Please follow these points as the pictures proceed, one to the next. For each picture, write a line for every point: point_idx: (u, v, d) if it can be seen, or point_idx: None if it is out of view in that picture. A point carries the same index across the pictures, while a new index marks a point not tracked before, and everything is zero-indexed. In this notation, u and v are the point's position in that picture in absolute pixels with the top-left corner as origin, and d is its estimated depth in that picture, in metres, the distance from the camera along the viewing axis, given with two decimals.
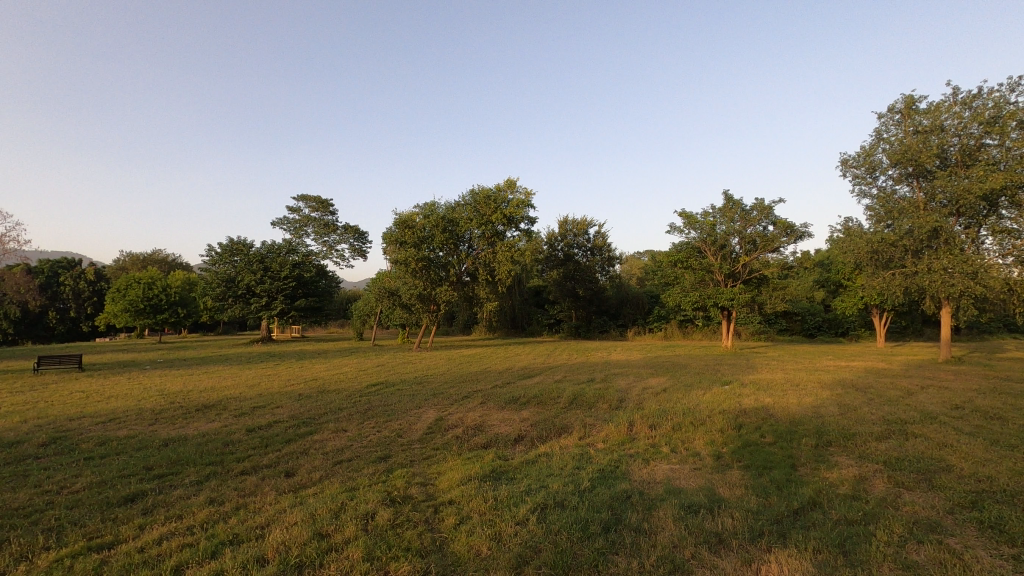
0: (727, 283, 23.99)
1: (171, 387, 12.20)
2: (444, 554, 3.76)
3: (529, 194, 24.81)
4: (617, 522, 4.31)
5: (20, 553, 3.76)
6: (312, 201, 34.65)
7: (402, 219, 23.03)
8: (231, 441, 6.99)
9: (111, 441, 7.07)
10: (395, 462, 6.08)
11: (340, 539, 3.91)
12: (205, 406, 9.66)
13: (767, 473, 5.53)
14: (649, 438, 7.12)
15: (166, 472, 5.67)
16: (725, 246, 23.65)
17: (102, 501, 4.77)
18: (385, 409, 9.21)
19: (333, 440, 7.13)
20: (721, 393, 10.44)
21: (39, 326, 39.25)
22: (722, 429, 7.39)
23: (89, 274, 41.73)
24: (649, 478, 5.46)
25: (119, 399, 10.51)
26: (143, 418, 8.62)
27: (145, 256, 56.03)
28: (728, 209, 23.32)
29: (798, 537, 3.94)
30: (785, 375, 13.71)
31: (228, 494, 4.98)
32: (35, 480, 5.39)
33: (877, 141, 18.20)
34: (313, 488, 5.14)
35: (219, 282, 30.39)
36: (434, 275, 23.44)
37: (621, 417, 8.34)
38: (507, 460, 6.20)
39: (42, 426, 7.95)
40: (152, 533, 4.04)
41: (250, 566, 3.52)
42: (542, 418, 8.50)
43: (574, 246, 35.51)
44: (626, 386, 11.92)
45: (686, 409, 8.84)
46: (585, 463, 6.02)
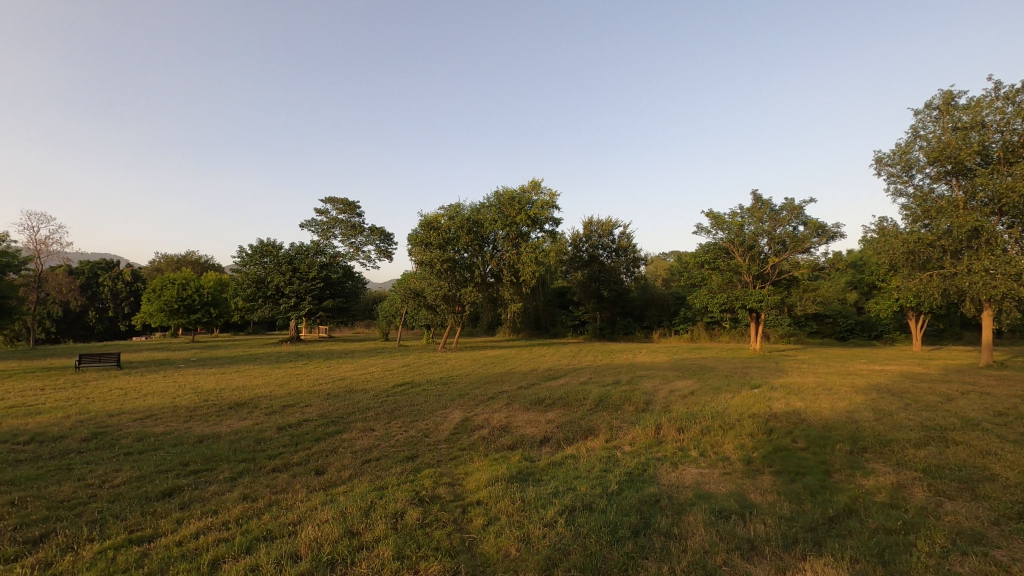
0: (756, 284, 23.49)
1: (204, 385, 12.52)
2: (473, 554, 3.77)
3: (554, 195, 24.79)
4: (646, 526, 4.26)
5: (66, 544, 3.91)
6: (339, 203, 35.18)
7: (428, 220, 23.26)
8: (263, 439, 7.15)
9: (147, 437, 7.28)
10: (423, 461, 6.14)
11: (370, 537, 3.96)
12: (236, 404, 9.90)
13: (800, 479, 5.41)
14: (677, 441, 7.02)
15: (201, 468, 5.82)
16: (754, 247, 23.27)
17: (141, 496, 4.92)
18: (411, 409, 9.30)
19: (361, 439, 7.24)
20: (751, 397, 10.22)
21: (79, 325, 40.74)
22: (752, 433, 7.25)
23: (127, 275, 43.13)
24: (677, 482, 5.40)
25: (156, 397, 10.83)
26: (179, 415, 8.89)
27: (179, 257, 57.76)
28: (757, 209, 22.90)
29: (834, 546, 3.84)
30: (817, 379, 13.38)
31: (260, 490, 5.09)
32: (79, 474, 5.59)
33: (913, 138, 17.64)
34: (343, 486, 5.21)
35: (250, 283, 31.10)
36: (459, 276, 23.52)
37: (647, 420, 8.26)
38: (534, 462, 6.20)
39: (84, 422, 8.24)
40: (190, 528, 4.15)
41: (284, 562, 3.59)
42: (568, 420, 8.50)
43: (598, 247, 35.35)
44: (653, 388, 11.79)
45: (715, 412, 8.70)
46: (613, 465, 5.97)
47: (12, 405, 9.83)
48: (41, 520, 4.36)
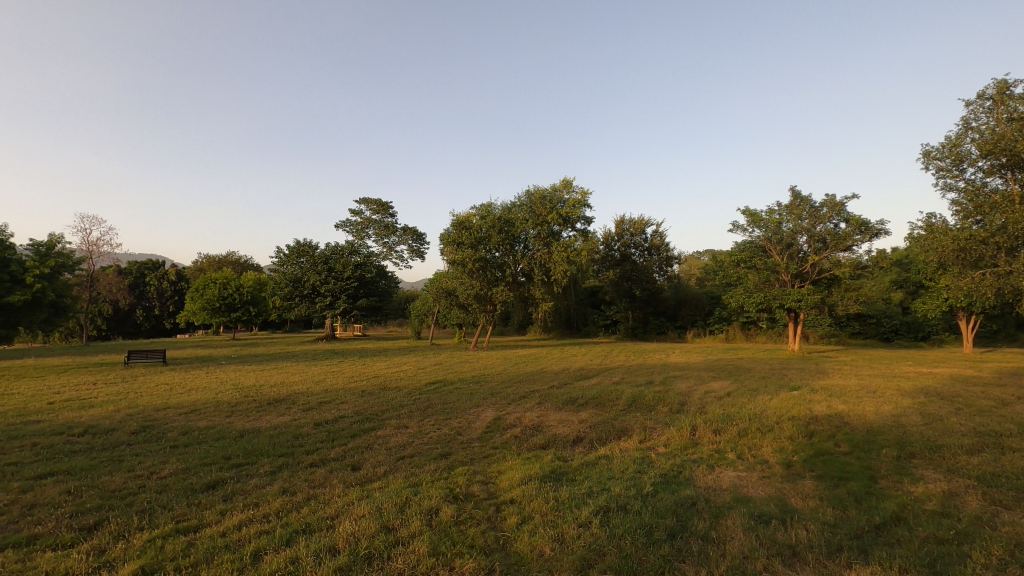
0: (795, 284, 22.82)
1: (245, 381, 12.92)
2: (508, 553, 3.77)
3: (586, 193, 24.59)
4: (683, 529, 4.18)
5: (118, 532, 4.08)
6: (373, 203, 35.72)
7: (460, 220, 23.40)
8: (301, 435, 7.32)
9: (191, 431, 7.55)
10: (456, 459, 6.18)
11: (406, 533, 4.00)
12: (275, 400, 10.18)
13: (843, 484, 5.23)
14: (713, 444, 6.87)
15: (243, 462, 6.00)
16: (793, 245, 22.63)
17: (187, 487, 5.11)
18: (444, 408, 9.37)
19: (394, 436, 7.33)
20: (789, 399, 9.93)
21: (128, 323, 42.56)
22: (792, 436, 7.04)
23: (172, 275, 44.79)
24: (714, 485, 5.28)
25: (199, 392, 11.22)
26: (221, 410, 9.18)
27: (220, 257, 59.75)
28: (796, 206, 22.23)
29: (882, 554, 3.70)
30: (861, 381, 12.91)
31: (299, 484, 5.21)
32: (129, 465, 5.84)
33: (965, 130, 16.85)
34: (379, 482, 5.29)
35: (287, 283, 31.96)
36: (490, 276, 23.64)
37: (682, 421, 8.13)
38: (566, 462, 6.16)
39: (133, 416, 8.60)
40: (233, 520, 4.28)
41: (322, 555, 3.66)
42: (600, 419, 8.44)
43: (630, 246, 35.00)
44: (688, 389, 11.58)
45: (752, 414, 8.48)
46: (647, 467, 5.89)
47: (67, 399, 10.35)
48: (95, 508, 4.57)
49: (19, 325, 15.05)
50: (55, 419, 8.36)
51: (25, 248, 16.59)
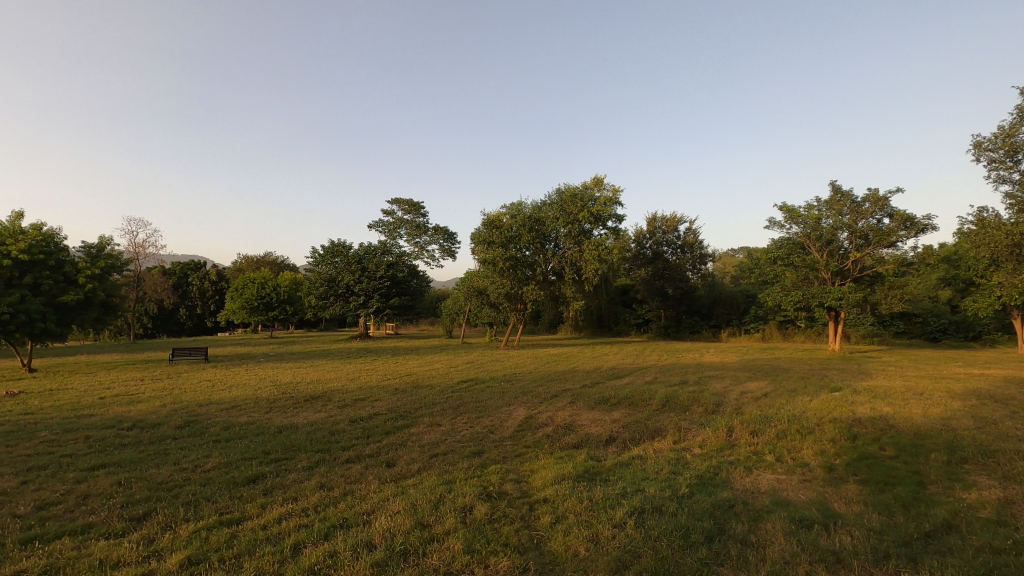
0: (835, 281, 22.07)
1: (283, 379, 13.26)
2: (541, 552, 3.77)
3: (617, 190, 24.30)
4: (721, 531, 4.10)
5: (165, 522, 4.24)
6: (404, 203, 36.17)
7: (490, 220, 23.46)
8: (336, 431, 7.47)
9: (233, 426, 7.79)
10: (489, 457, 6.19)
11: (441, 530, 4.04)
12: (312, 397, 10.40)
13: (889, 490, 5.03)
14: (751, 445, 6.71)
15: (282, 457, 6.15)
16: (833, 241, 21.91)
17: (229, 481, 5.27)
18: (477, 406, 9.41)
19: (427, 433, 7.41)
20: (831, 400, 9.61)
21: (172, 321, 44.19)
22: (833, 439, 6.81)
23: (213, 275, 46.29)
24: (752, 488, 5.16)
25: (239, 389, 11.56)
26: (261, 406, 9.44)
27: (258, 258, 61.51)
28: (836, 201, 21.49)
29: (932, 563, 3.54)
30: (908, 382, 12.41)
31: (336, 480, 5.32)
32: (175, 458, 6.07)
33: (1020, 119, 16.00)
34: (413, 479, 5.35)
35: (322, 282, 32.69)
36: (521, 274, 23.67)
37: (718, 421, 7.97)
38: (600, 462, 6.10)
39: (178, 411, 8.93)
40: (273, 513, 4.40)
41: (360, 549, 3.73)
42: (634, 419, 8.34)
43: (663, 243, 34.57)
44: (723, 389, 11.35)
45: (791, 415, 8.24)
46: (682, 468, 5.79)
47: (117, 394, 10.82)
48: (144, 499, 4.76)
49: (71, 324, 16.02)
50: (106, 413, 8.74)
51: (78, 249, 17.07)
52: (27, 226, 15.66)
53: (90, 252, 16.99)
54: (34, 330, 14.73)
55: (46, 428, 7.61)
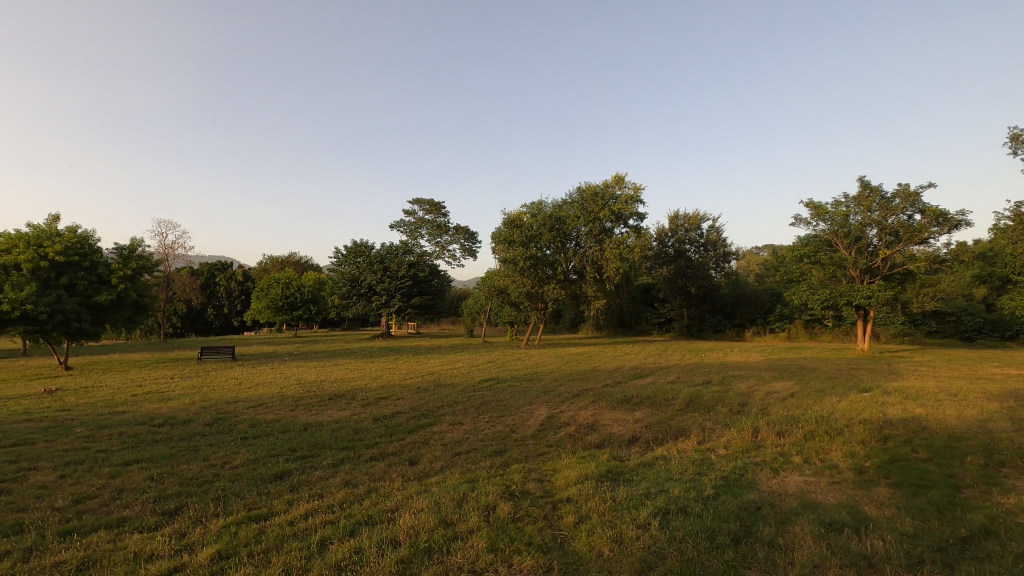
0: (864, 279, 21.53)
1: (308, 377, 13.48)
2: (565, 552, 3.76)
3: (638, 188, 24.08)
4: (747, 534, 4.04)
5: (197, 517, 4.34)
6: (426, 203, 36.38)
7: (511, 219, 23.48)
8: (361, 429, 7.57)
9: (260, 424, 7.94)
10: (511, 456, 6.20)
11: (465, 528, 4.06)
12: (335, 395, 10.55)
13: (923, 493, 4.89)
14: (777, 446, 6.59)
15: (308, 454, 6.25)
16: (861, 238, 21.36)
17: (257, 477, 5.37)
18: (498, 405, 9.43)
19: (450, 432, 7.45)
20: (860, 401, 9.37)
21: (200, 321, 45.25)
22: (863, 440, 6.65)
23: (239, 275, 47.24)
24: (780, 490, 5.06)
25: (265, 387, 11.77)
26: (286, 404, 9.61)
27: (283, 258, 62.60)
28: (865, 197, 20.94)
29: (971, 571, 3.43)
30: (942, 383, 12.04)
31: (360, 477, 5.38)
32: (205, 454, 6.21)
33: None
34: (436, 477, 5.39)
35: (345, 282, 33.11)
36: (541, 274, 23.65)
37: (743, 422, 7.86)
38: (623, 462, 6.06)
39: (207, 408, 9.15)
40: (300, 509, 4.47)
41: (385, 546, 3.77)
42: (656, 419, 8.26)
43: (685, 241, 34.24)
44: (748, 389, 11.17)
45: (820, 416, 8.08)
46: (707, 469, 5.72)
47: (148, 392, 11.12)
48: (175, 494, 4.88)
49: (105, 324, 16.52)
50: (139, 410, 9.01)
51: (111, 251, 17.52)
52: (63, 229, 16.16)
53: (122, 254, 17.42)
54: (70, 329, 15.21)
55: (82, 424, 7.86)
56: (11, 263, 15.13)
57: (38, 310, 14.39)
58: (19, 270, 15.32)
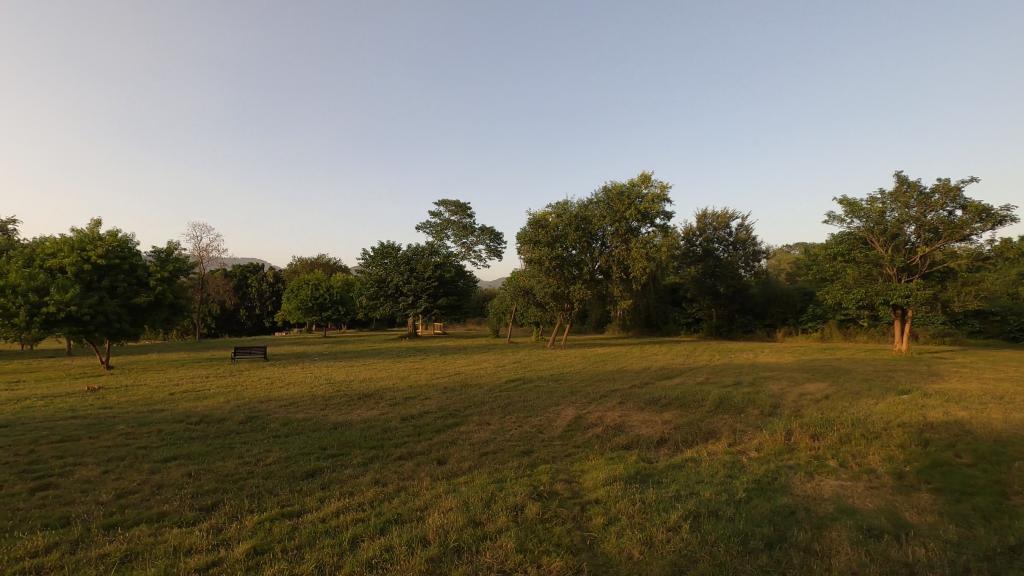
0: (902, 278, 20.86)
1: (337, 376, 13.69)
2: (595, 553, 3.73)
3: (665, 187, 23.76)
4: (782, 539, 3.94)
5: (232, 513, 4.45)
6: (451, 203, 36.60)
7: (536, 219, 23.49)
8: (389, 428, 7.65)
9: (292, 422, 8.10)
10: (539, 457, 6.19)
11: (493, 528, 4.06)
12: (365, 395, 10.69)
13: (968, 499, 4.71)
14: (811, 450, 6.42)
15: (338, 453, 6.35)
16: (898, 235, 20.66)
17: (290, 475, 5.49)
18: (525, 405, 9.44)
19: (477, 432, 7.46)
20: (899, 403, 9.07)
21: (233, 321, 46.44)
22: (903, 444, 6.42)
23: (270, 277, 48.35)
24: (814, 494, 4.93)
25: (296, 386, 12.01)
26: (317, 403, 9.79)
27: (313, 260, 63.83)
28: (902, 193, 20.26)
29: None
30: (987, 385, 11.55)
31: (389, 476, 5.44)
32: (239, 452, 6.37)
33: None
34: (464, 477, 5.42)
35: (373, 283, 33.57)
36: (567, 274, 23.57)
37: (775, 424, 7.68)
38: (652, 463, 5.99)
39: (241, 407, 9.38)
40: (331, 507, 4.54)
41: (414, 545, 3.80)
42: (686, 421, 8.12)
43: (714, 240, 33.77)
44: (780, 391, 10.91)
45: (856, 418, 7.85)
46: (738, 472, 5.61)
47: (184, 390, 11.45)
48: (211, 491, 5.02)
49: (144, 324, 17.09)
50: (176, 408, 9.29)
51: (149, 254, 18.08)
52: (104, 233, 16.77)
53: (160, 257, 17.96)
54: (111, 330, 15.80)
55: (123, 421, 8.14)
56: (56, 266, 15.79)
57: (81, 312, 14.97)
58: (64, 273, 15.97)
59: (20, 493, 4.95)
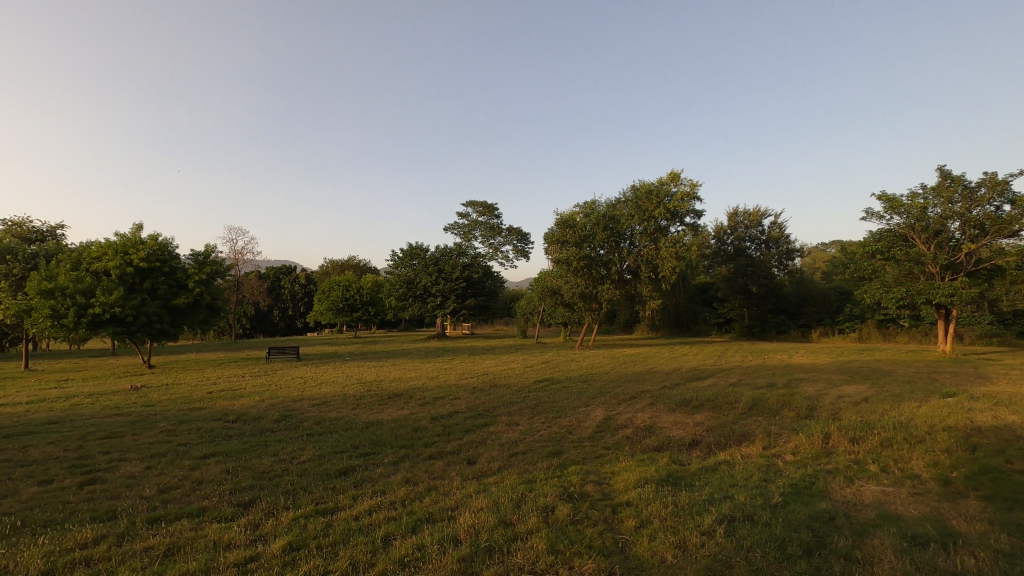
0: (945, 276, 20.08)
1: (368, 376, 13.89)
2: (627, 556, 3.69)
3: (695, 185, 23.39)
4: (821, 546, 3.83)
5: (268, 509, 4.56)
6: (478, 204, 36.81)
7: (564, 220, 23.43)
8: (419, 428, 7.72)
9: (324, 421, 8.25)
10: (569, 458, 6.17)
11: (524, 529, 4.06)
12: (395, 394, 10.83)
13: (1021, 508, 4.48)
14: (850, 454, 6.23)
15: (369, 452, 6.44)
16: (941, 232, 19.88)
17: (323, 472, 5.59)
18: (554, 406, 9.41)
19: (506, 433, 7.46)
20: (944, 407, 8.70)
21: (267, 322, 47.63)
22: (949, 449, 6.17)
23: (302, 278, 49.43)
24: (854, 500, 4.78)
25: (328, 386, 12.24)
26: (348, 402, 9.96)
27: (343, 261, 64.96)
28: (945, 187, 19.48)
29: None
30: None
31: (420, 475, 5.50)
32: (274, 450, 6.52)
33: None
34: (494, 477, 5.43)
35: (402, 284, 33.98)
36: (595, 274, 23.41)
37: (812, 427, 7.47)
38: (684, 466, 5.89)
39: (275, 406, 9.60)
40: (364, 505, 4.61)
41: (446, 544, 3.82)
42: (718, 423, 7.97)
43: (746, 239, 33.10)
44: (817, 393, 10.61)
45: (897, 422, 7.57)
46: (774, 475, 5.48)
47: (222, 389, 11.76)
48: (248, 487, 5.15)
49: (183, 325, 17.64)
50: (214, 406, 9.57)
51: (188, 257, 18.67)
52: (146, 237, 17.38)
53: (197, 260, 18.51)
54: (153, 330, 16.36)
55: (164, 418, 8.43)
56: (102, 269, 16.43)
57: (124, 313, 15.55)
58: (108, 276, 16.60)
59: (70, 487, 5.16)
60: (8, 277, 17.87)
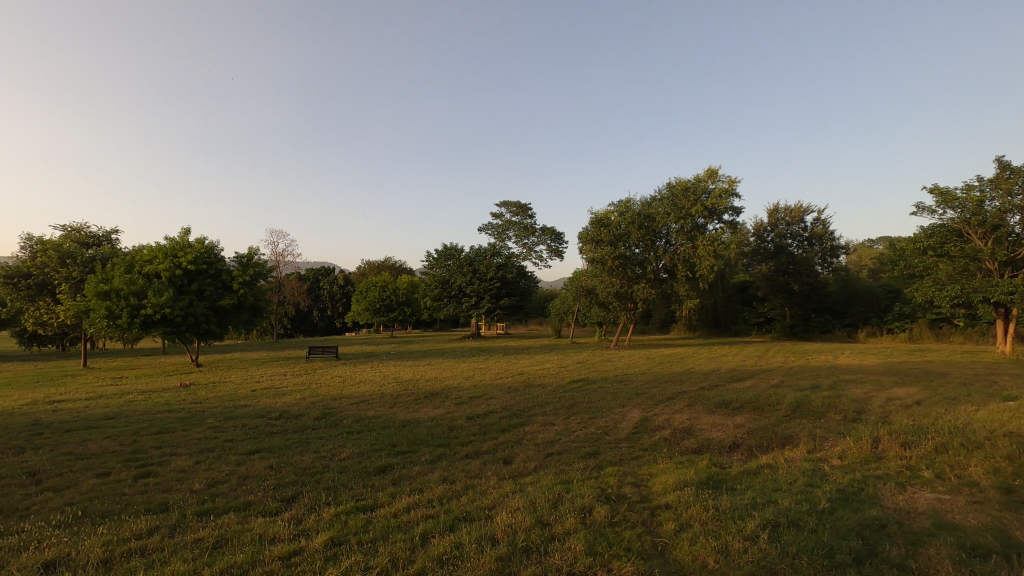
0: (1004, 273, 19.02)
1: (404, 376, 14.09)
2: (667, 560, 3.63)
3: (733, 182, 22.89)
4: (872, 554, 3.69)
5: (311, 505, 4.67)
6: (512, 205, 36.89)
7: (598, 219, 23.24)
8: (455, 427, 7.78)
9: (363, 419, 8.41)
10: (605, 459, 6.11)
11: (561, 529, 4.04)
12: (430, 394, 10.92)
13: None
14: (902, 459, 5.96)
15: (407, 450, 6.54)
16: (999, 226, 18.83)
17: (363, 470, 5.70)
18: (590, 406, 9.35)
19: (541, 433, 7.45)
20: (1004, 411, 8.23)
21: (307, 322, 48.87)
22: (1011, 456, 5.83)
23: (340, 279, 50.53)
24: (908, 507, 4.57)
25: (365, 385, 12.46)
26: (386, 401, 10.12)
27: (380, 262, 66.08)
28: (1004, 179, 18.44)
29: None
30: None
31: (458, 474, 5.54)
32: (315, 447, 6.67)
33: None
34: (530, 477, 5.43)
35: (437, 284, 34.34)
36: (630, 273, 23.13)
37: (860, 430, 7.18)
38: (725, 469, 5.75)
39: (315, 404, 9.84)
40: (401, 502, 4.67)
41: (484, 543, 3.84)
42: (759, 425, 7.76)
43: (787, 236, 32.12)
44: (865, 395, 10.19)
45: (953, 426, 7.20)
46: (820, 480, 5.29)
47: (264, 388, 12.14)
48: (291, 483, 5.29)
49: (228, 325, 18.28)
50: (257, 404, 9.88)
51: (233, 260, 19.33)
52: (193, 240, 18.09)
53: (241, 262, 19.16)
54: (200, 330, 17.00)
55: (212, 415, 8.75)
56: (153, 271, 17.17)
57: (174, 313, 16.22)
58: (159, 278, 17.31)
59: (126, 479, 5.42)
60: (69, 280, 18.91)
